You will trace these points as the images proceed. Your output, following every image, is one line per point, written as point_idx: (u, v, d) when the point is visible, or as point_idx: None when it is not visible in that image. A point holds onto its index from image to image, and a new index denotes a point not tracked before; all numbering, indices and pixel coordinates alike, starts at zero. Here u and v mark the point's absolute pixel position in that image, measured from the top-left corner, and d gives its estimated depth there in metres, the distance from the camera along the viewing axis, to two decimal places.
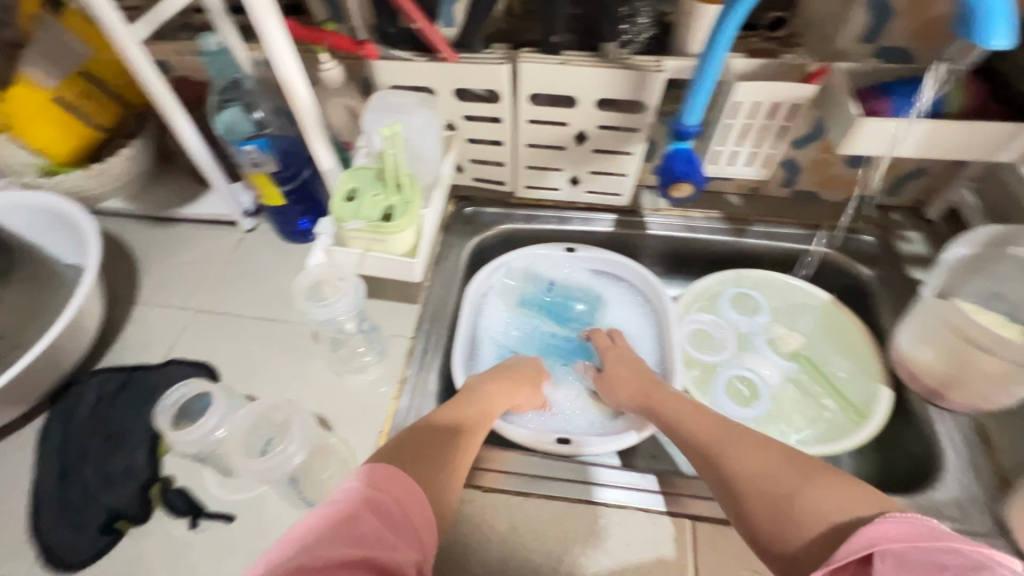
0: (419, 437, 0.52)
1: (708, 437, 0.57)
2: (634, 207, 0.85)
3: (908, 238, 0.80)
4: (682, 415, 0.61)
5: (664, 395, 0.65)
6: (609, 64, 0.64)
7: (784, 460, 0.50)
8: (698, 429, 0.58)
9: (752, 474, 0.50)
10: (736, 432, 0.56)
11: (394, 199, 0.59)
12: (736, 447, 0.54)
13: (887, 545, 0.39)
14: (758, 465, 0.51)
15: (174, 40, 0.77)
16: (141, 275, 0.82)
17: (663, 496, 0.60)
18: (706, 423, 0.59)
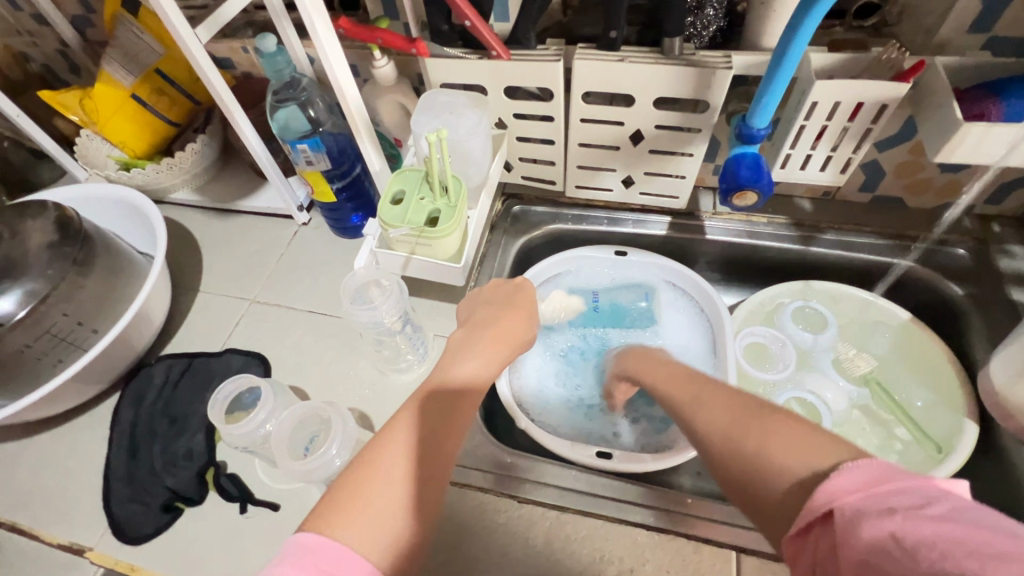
0: (395, 424, 0.43)
1: (682, 399, 0.49)
2: (691, 210, 0.80)
3: (1011, 253, 0.70)
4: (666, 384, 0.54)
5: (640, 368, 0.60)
6: (671, 60, 0.60)
7: (756, 409, 0.42)
8: (677, 391, 0.51)
9: (717, 429, 0.43)
10: (709, 389, 0.48)
11: (440, 203, 0.59)
12: (710, 403, 0.46)
13: (844, 500, 0.31)
14: (726, 418, 0.43)
15: (238, 39, 0.80)
16: (205, 264, 0.86)
17: (669, 513, 0.57)
18: (684, 386, 0.51)
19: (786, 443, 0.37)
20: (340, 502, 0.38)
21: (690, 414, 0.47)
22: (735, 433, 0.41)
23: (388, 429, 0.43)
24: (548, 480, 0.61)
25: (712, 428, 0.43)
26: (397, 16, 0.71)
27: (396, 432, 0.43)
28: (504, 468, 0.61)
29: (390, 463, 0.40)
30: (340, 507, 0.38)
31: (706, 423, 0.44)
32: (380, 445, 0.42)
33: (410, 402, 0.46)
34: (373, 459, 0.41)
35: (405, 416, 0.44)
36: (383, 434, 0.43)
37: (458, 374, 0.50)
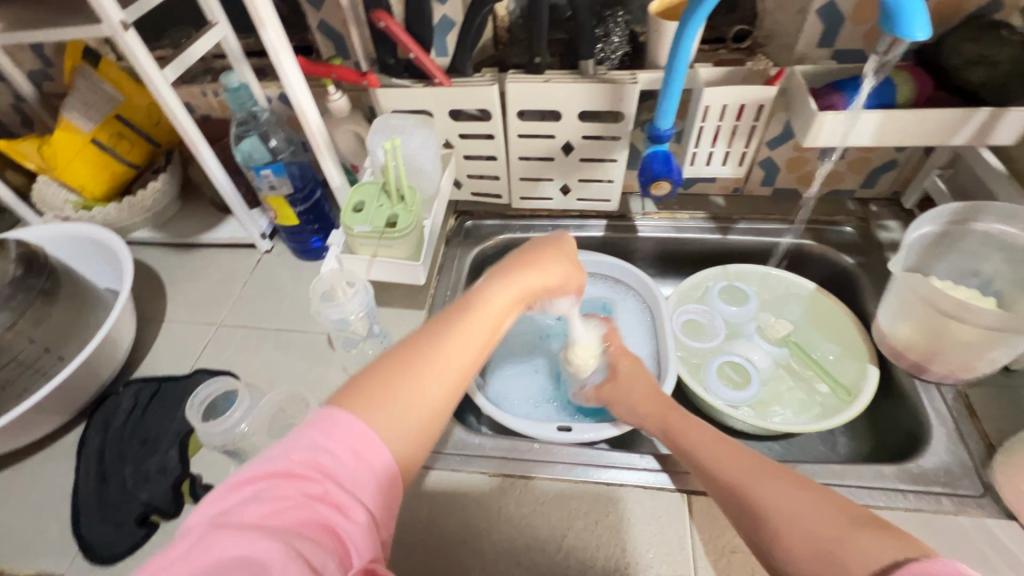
0: (426, 339, 0.48)
1: (734, 470, 0.51)
2: (624, 212, 0.90)
3: (887, 226, 0.83)
4: (714, 449, 0.55)
5: (682, 419, 0.61)
6: (588, 80, 0.71)
7: (835, 509, 0.42)
8: (727, 461, 0.52)
9: (789, 521, 0.43)
10: (769, 468, 0.49)
11: (398, 208, 0.66)
12: (776, 483, 0.47)
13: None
14: (799, 508, 0.43)
15: (198, 84, 0.86)
16: (169, 296, 0.88)
17: (667, 474, 0.63)
18: (734, 453, 0.53)
19: (870, 549, 0.38)
20: (366, 390, 0.44)
21: (749, 493, 0.48)
22: (810, 531, 0.41)
23: (419, 339, 0.48)
24: (511, 454, 0.66)
25: (782, 519, 0.43)
26: (348, 56, 0.80)
27: (426, 343, 0.48)
28: (471, 449, 0.67)
29: (414, 369, 0.46)
30: (364, 393, 0.44)
31: (769, 510, 0.45)
32: (409, 352, 0.47)
33: (444, 319, 0.50)
34: (399, 365, 0.46)
35: (435, 331, 0.49)
36: (413, 344, 0.48)
37: (493, 302, 0.52)
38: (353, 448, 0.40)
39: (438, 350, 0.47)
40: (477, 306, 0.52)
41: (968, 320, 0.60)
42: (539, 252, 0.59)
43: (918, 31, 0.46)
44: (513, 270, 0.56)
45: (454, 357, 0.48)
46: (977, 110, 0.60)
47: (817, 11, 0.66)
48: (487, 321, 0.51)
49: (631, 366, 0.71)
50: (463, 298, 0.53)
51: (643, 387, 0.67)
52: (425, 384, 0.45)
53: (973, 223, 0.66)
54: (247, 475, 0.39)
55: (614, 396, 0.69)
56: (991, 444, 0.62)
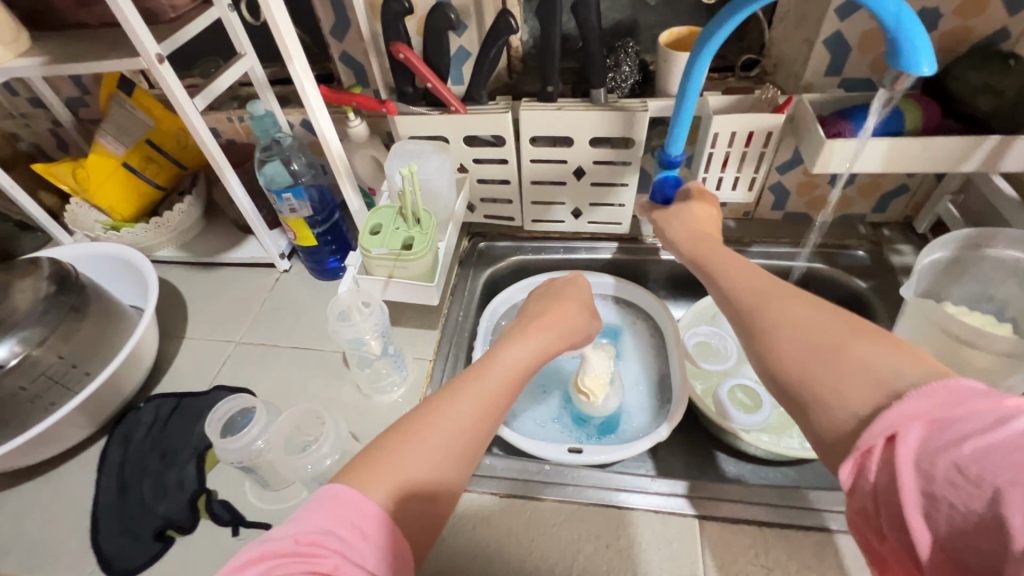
0: (443, 398, 0.45)
1: (749, 290, 0.48)
2: (635, 235, 0.92)
3: (900, 250, 0.84)
4: (735, 271, 0.52)
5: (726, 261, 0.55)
6: (600, 107, 0.73)
7: (834, 321, 0.39)
8: (741, 280, 0.50)
9: (784, 332, 0.41)
10: (784, 287, 0.45)
11: (414, 231, 0.68)
12: (787, 300, 0.43)
13: (910, 422, 0.31)
14: (801, 321, 0.41)
15: (225, 110, 0.90)
16: (190, 313, 0.91)
17: (689, 500, 0.62)
18: (756, 278, 0.49)
19: (869, 363, 0.35)
20: (379, 456, 0.41)
21: (755, 309, 0.45)
22: (807, 345, 0.39)
23: (437, 400, 0.45)
24: (523, 475, 0.66)
25: (780, 330, 0.41)
26: (367, 84, 0.83)
27: (446, 404, 0.45)
28: (481, 469, 0.67)
29: (432, 433, 0.43)
30: (375, 461, 0.40)
31: (765, 325, 0.43)
32: (425, 411, 0.44)
33: (461, 378, 0.48)
34: (418, 425, 0.43)
35: (455, 391, 0.46)
36: (430, 404, 0.45)
37: (513, 363, 0.51)
38: (365, 528, 0.37)
39: (459, 413, 0.44)
40: (498, 369, 0.49)
41: (983, 346, 0.60)
42: (558, 313, 0.60)
43: (924, 65, 0.46)
44: (532, 332, 0.56)
45: (475, 421, 0.45)
46: (985, 138, 0.61)
47: (823, 41, 0.68)
48: (509, 383, 0.49)
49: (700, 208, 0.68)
50: (480, 360, 0.51)
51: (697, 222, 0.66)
52: (445, 449, 0.42)
53: (986, 248, 0.66)
54: (250, 556, 0.34)
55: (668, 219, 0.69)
56: None
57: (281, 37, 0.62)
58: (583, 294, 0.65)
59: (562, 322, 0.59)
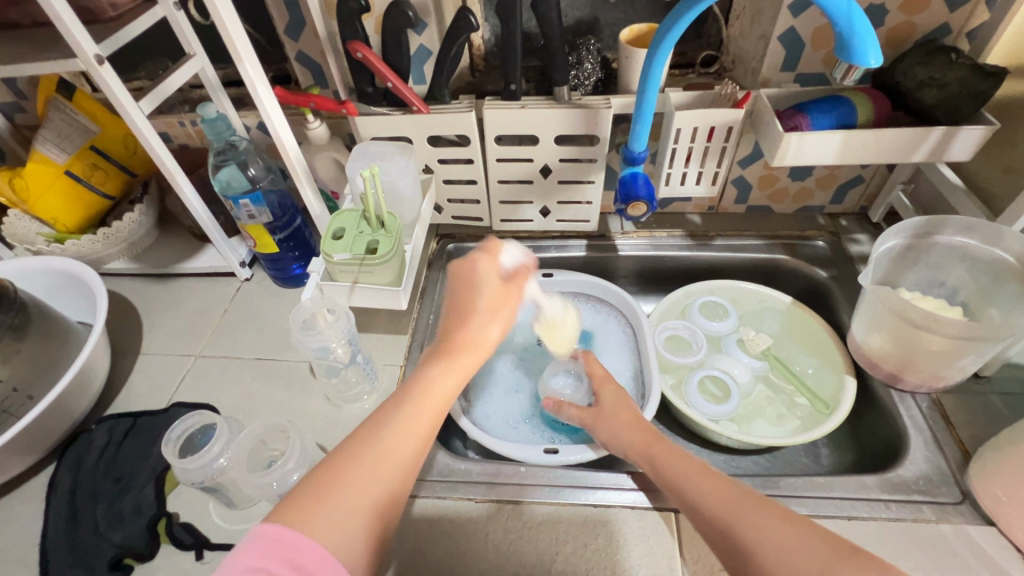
0: (365, 436, 0.47)
1: (717, 501, 0.47)
2: (603, 232, 0.92)
3: (857, 239, 0.86)
4: (688, 466, 0.52)
5: (666, 449, 0.56)
6: (563, 105, 0.73)
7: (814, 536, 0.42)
8: (704, 491, 0.49)
9: (768, 550, 0.42)
10: (749, 494, 0.47)
11: (379, 235, 0.66)
12: (758, 514, 0.45)
13: None
14: (780, 540, 0.42)
15: (175, 113, 0.86)
16: (145, 328, 0.86)
17: (646, 493, 0.63)
18: (719, 486, 0.49)
19: None
20: (304, 499, 0.43)
21: (731, 522, 0.45)
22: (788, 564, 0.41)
23: (361, 435, 0.47)
24: (498, 478, 0.66)
25: (765, 551, 0.42)
26: (326, 85, 0.81)
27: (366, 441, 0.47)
28: (457, 474, 0.66)
29: (355, 473, 0.45)
30: (302, 504, 0.42)
31: (750, 538, 0.44)
32: (349, 451, 0.46)
33: (383, 410, 0.49)
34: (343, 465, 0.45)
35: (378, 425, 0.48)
36: (355, 439, 0.47)
37: (436, 387, 0.52)
38: (296, 557, 0.40)
39: (382, 445, 0.47)
40: (419, 396, 0.51)
41: (937, 330, 0.62)
42: (472, 314, 0.57)
43: (871, 58, 0.48)
44: (451, 350, 0.55)
45: (395, 451, 0.47)
46: (932, 130, 0.63)
47: (778, 37, 0.69)
48: (430, 407, 0.50)
49: (615, 397, 0.67)
50: (403, 387, 0.52)
51: (622, 421, 0.63)
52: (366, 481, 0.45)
53: (935, 236, 0.68)
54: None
55: (596, 422, 0.65)
56: (967, 451, 0.63)
57: (229, 36, 0.59)
58: (491, 277, 0.59)
59: (470, 325, 0.56)
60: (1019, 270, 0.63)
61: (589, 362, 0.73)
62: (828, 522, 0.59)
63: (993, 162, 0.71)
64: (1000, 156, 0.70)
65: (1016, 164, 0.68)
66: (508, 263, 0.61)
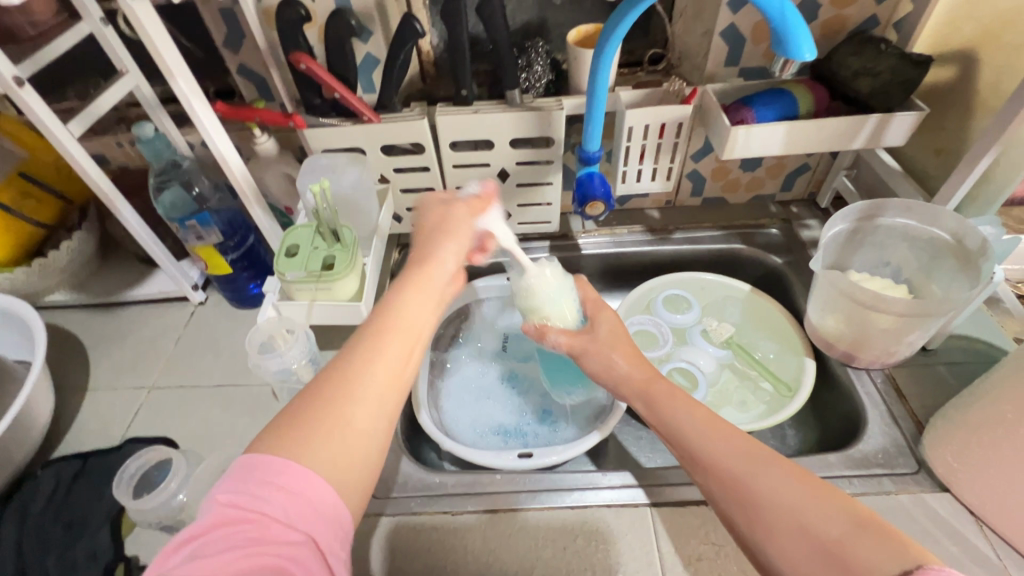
0: (347, 358, 0.43)
1: (726, 450, 0.46)
2: (565, 232, 0.92)
3: (808, 225, 0.89)
4: (689, 415, 0.51)
5: (666, 389, 0.55)
6: (516, 109, 0.73)
7: (839, 505, 0.40)
8: (721, 444, 0.47)
9: (782, 512, 0.41)
10: (762, 449, 0.45)
11: (335, 249, 0.64)
12: (770, 473, 0.43)
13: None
14: (788, 501, 0.41)
15: (112, 135, 0.83)
16: (92, 362, 0.82)
17: (642, 488, 0.64)
18: (735, 440, 0.47)
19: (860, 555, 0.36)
20: (287, 426, 0.40)
21: (743, 478, 0.44)
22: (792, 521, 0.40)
23: (346, 361, 0.43)
24: (474, 487, 0.65)
25: (771, 506, 0.41)
26: (272, 98, 0.79)
27: (354, 367, 0.43)
28: (432, 488, 0.65)
29: (338, 400, 0.41)
30: (291, 429, 0.39)
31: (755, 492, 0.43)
32: (338, 379, 0.42)
33: (363, 335, 0.45)
34: (333, 392, 0.41)
35: (367, 353, 0.43)
36: (342, 365, 0.43)
37: (414, 312, 0.48)
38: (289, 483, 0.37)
39: (370, 372, 0.42)
40: (392, 316, 0.46)
41: (885, 309, 0.65)
42: (430, 241, 0.55)
43: (805, 51, 0.49)
44: (416, 274, 0.51)
45: (371, 371, 0.43)
46: (868, 118, 0.66)
47: (720, 33, 0.71)
48: (414, 334, 0.47)
49: (611, 326, 0.63)
50: (377, 309, 0.47)
51: (619, 353, 0.60)
52: (362, 412, 0.41)
53: (878, 218, 0.71)
54: (177, 541, 0.35)
55: (588, 351, 0.61)
56: (920, 422, 0.66)
57: (159, 51, 0.56)
58: (466, 216, 0.59)
59: (435, 246, 0.55)
60: (955, 247, 0.66)
61: (580, 289, 0.68)
62: None
63: (925, 145, 0.75)
64: (932, 139, 0.74)
65: (947, 146, 0.72)
66: (489, 228, 0.61)
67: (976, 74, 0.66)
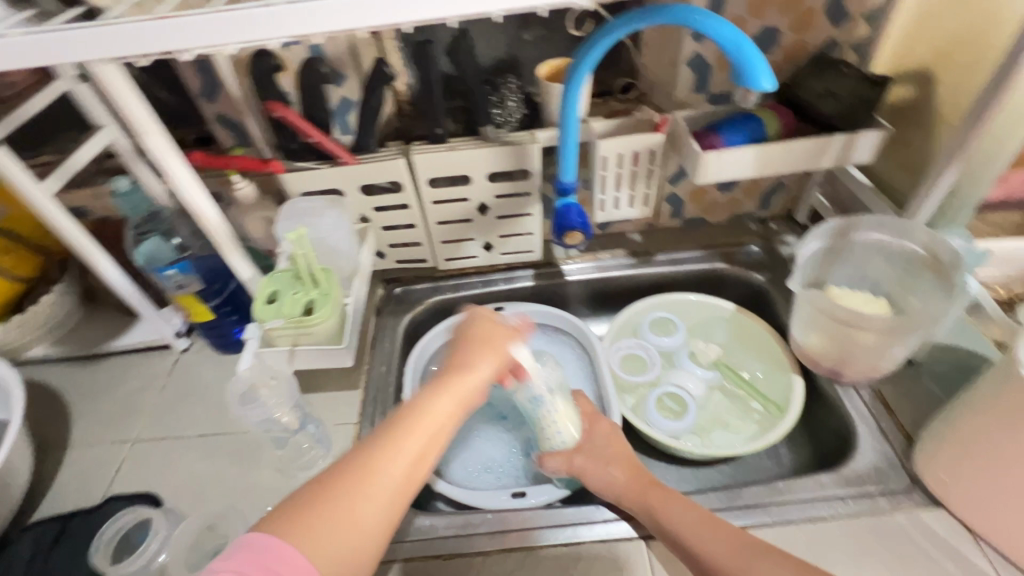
0: (365, 454, 0.46)
1: (725, 550, 0.53)
2: (549, 260, 0.93)
3: (787, 241, 0.90)
4: (679, 511, 0.57)
5: (660, 494, 0.60)
6: (492, 144, 0.74)
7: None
8: (713, 542, 0.54)
9: None
10: (752, 543, 0.53)
11: (314, 293, 0.64)
12: (766, 562, 0.51)
13: None
14: None
15: (91, 186, 0.83)
16: (73, 417, 0.80)
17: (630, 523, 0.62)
18: (722, 534, 0.54)
19: None
20: (292, 514, 0.43)
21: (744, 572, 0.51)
22: None
23: (365, 458, 0.46)
24: (466, 529, 0.64)
25: None
26: (249, 144, 0.79)
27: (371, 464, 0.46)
28: (422, 532, 0.64)
29: (352, 497, 0.44)
30: (298, 517, 0.42)
31: None
32: (356, 482, 0.44)
33: (392, 432, 0.48)
34: (350, 494, 0.44)
35: (389, 454, 0.46)
36: (360, 461, 0.46)
37: (442, 416, 0.50)
38: (276, 565, 0.39)
39: (387, 474, 0.46)
40: (422, 421, 0.49)
41: (866, 326, 0.65)
42: (466, 351, 0.57)
43: (764, 81, 0.51)
44: (447, 379, 0.53)
45: (388, 471, 0.46)
46: (833, 138, 0.68)
47: (686, 61, 0.73)
48: (437, 436, 0.50)
49: (607, 437, 0.68)
50: (408, 409, 0.50)
51: (615, 467, 0.64)
52: (373, 512, 0.44)
53: (852, 235, 0.71)
54: None
55: (586, 470, 0.65)
56: (910, 436, 0.66)
57: (130, 112, 0.57)
58: (506, 333, 0.60)
59: (476, 360, 0.56)
60: (930, 261, 0.67)
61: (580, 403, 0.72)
62: (794, 527, 0.60)
63: (892, 159, 0.77)
64: (898, 154, 0.75)
65: (912, 161, 0.73)
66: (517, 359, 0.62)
67: (933, 91, 0.68)
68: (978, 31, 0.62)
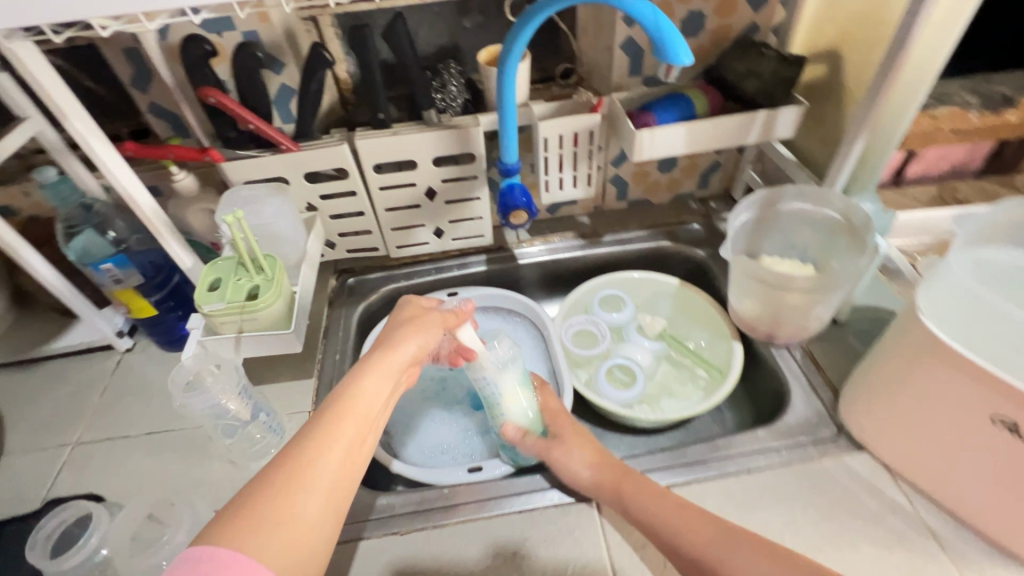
0: (299, 444, 0.44)
1: (696, 536, 0.50)
2: (501, 245, 0.95)
3: (726, 218, 0.95)
4: (650, 503, 0.55)
5: (633, 483, 0.58)
6: (434, 128, 0.75)
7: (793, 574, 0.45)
8: (685, 529, 0.51)
9: None
10: (726, 530, 0.50)
11: (258, 279, 0.64)
12: (735, 548, 0.48)
13: None
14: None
15: (17, 184, 0.80)
16: (6, 425, 0.76)
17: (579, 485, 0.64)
18: (690, 521, 0.52)
19: None
20: (234, 516, 0.39)
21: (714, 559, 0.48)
22: None
23: (302, 449, 0.44)
24: (422, 505, 0.65)
25: None
26: (187, 134, 0.78)
27: (309, 453, 0.44)
28: (380, 511, 0.64)
29: (294, 487, 0.42)
30: (241, 518, 0.39)
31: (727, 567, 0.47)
32: (292, 467, 0.43)
33: (323, 419, 0.46)
34: (290, 481, 0.42)
35: (324, 441, 0.44)
36: (297, 454, 0.43)
37: (371, 397, 0.49)
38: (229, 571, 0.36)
39: (325, 463, 0.43)
40: (352, 406, 0.47)
41: (794, 287, 0.69)
42: (400, 333, 0.56)
43: (682, 56, 0.53)
44: (374, 359, 0.52)
45: (327, 458, 0.44)
46: (756, 114, 0.72)
47: (620, 46, 0.76)
48: (370, 420, 0.48)
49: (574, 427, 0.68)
50: (336, 393, 0.48)
51: (585, 457, 0.63)
52: (315, 503, 0.42)
53: (778, 206, 0.76)
54: None
55: (552, 450, 0.64)
56: (837, 390, 0.70)
57: (51, 98, 0.55)
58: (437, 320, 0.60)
59: (404, 335, 0.56)
60: (846, 225, 0.72)
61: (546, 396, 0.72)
62: (733, 479, 0.63)
63: (813, 135, 0.82)
64: (817, 131, 0.81)
65: (829, 135, 0.78)
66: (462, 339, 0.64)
67: (842, 68, 0.73)
68: (875, 12, 0.67)
